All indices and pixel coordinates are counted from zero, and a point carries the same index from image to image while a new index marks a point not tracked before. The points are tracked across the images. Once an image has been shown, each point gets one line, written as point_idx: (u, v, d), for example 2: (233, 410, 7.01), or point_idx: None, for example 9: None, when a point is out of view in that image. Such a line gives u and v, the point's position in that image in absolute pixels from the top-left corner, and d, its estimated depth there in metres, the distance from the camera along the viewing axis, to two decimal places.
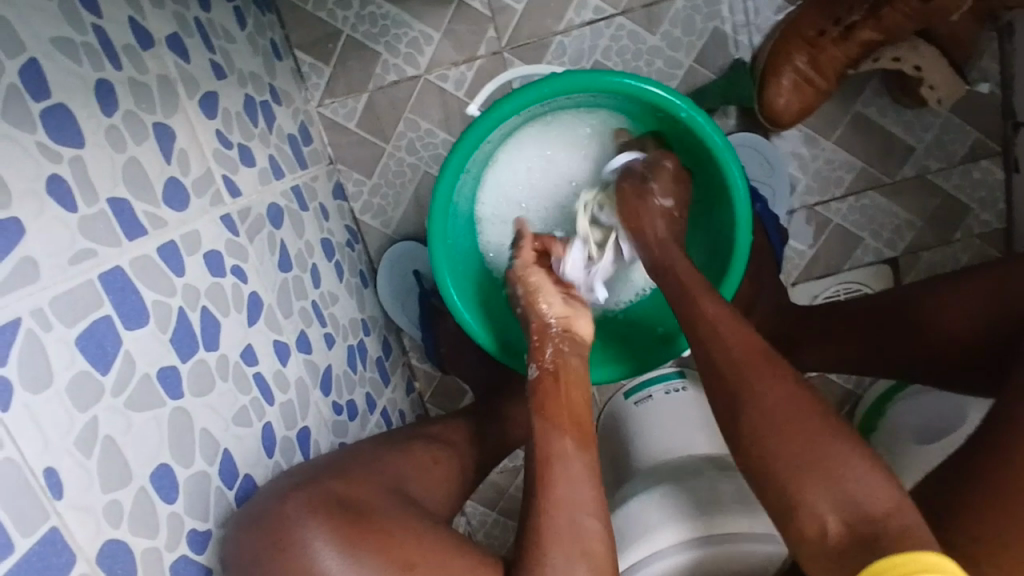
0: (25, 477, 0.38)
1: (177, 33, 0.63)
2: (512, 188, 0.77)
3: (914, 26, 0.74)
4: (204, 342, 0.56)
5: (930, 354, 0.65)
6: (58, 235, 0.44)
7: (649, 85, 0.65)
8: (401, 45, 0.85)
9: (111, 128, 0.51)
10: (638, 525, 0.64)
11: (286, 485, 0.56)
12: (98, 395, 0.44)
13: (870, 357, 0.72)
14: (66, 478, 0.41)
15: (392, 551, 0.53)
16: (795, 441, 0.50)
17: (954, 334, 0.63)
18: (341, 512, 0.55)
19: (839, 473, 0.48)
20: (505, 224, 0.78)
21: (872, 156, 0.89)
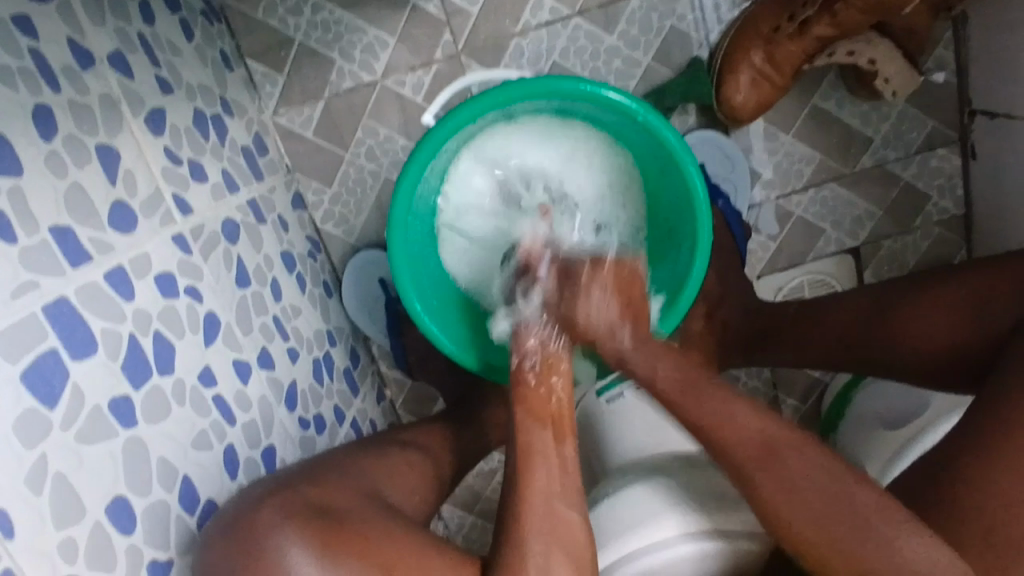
0: None
1: (119, 50, 0.61)
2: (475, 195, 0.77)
3: (867, 20, 0.74)
4: (159, 368, 0.55)
5: (912, 355, 0.65)
6: None
7: (604, 91, 0.65)
8: (356, 50, 0.84)
9: (52, 153, 0.50)
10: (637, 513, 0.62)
11: (258, 496, 0.54)
12: (48, 431, 0.43)
13: (854, 360, 0.72)
14: (16, 519, 0.39)
15: (371, 552, 0.51)
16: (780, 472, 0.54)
17: (937, 340, 0.63)
18: (314, 515, 0.53)
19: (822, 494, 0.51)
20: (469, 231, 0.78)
21: (831, 149, 0.89)
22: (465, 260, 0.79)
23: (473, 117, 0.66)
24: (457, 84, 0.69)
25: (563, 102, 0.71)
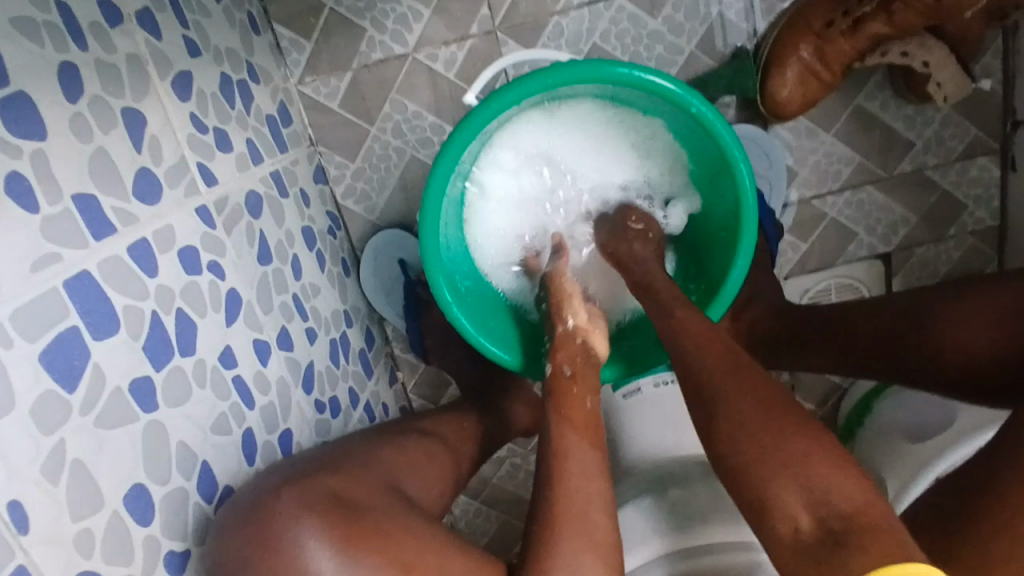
0: None
1: (147, 7, 0.57)
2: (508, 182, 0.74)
3: (925, 22, 0.71)
4: (180, 347, 0.52)
5: (946, 365, 0.64)
6: (17, 240, 0.40)
7: (656, 79, 0.62)
8: (388, 20, 0.80)
9: (76, 116, 0.47)
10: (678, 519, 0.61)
11: (273, 483, 0.52)
12: (67, 415, 0.40)
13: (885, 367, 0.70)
14: (32, 509, 0.37)
15: (390, 547, 0.49)
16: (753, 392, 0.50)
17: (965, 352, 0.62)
18: (336, 506, 0.50)
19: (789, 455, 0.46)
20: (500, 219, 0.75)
21: (871, 152, 0.87)
22: (494, 249, 0.76)
23: (516, 100, 0.63)
24: (497, 64, 0.65)
25: (611, 89, 0.68)
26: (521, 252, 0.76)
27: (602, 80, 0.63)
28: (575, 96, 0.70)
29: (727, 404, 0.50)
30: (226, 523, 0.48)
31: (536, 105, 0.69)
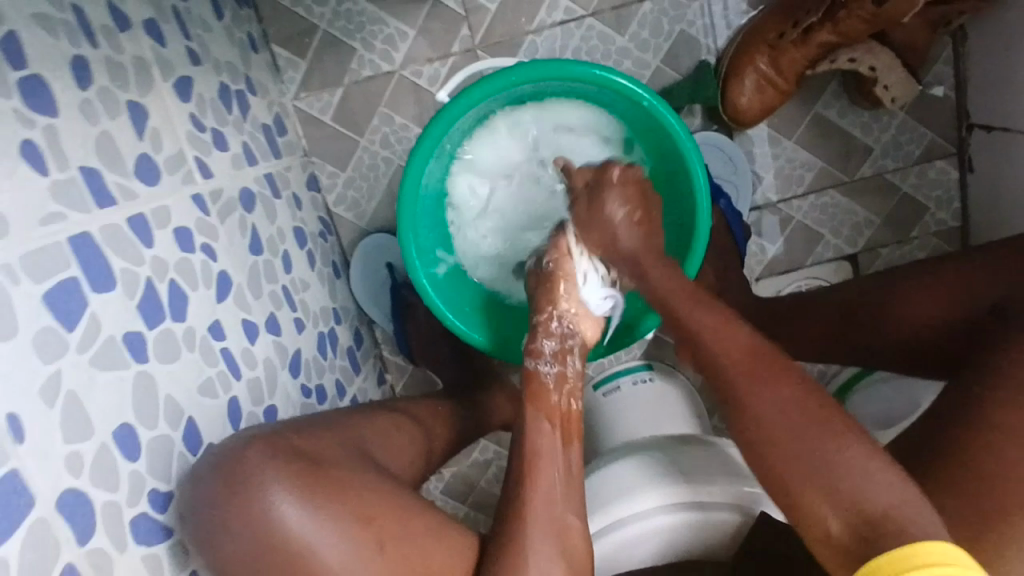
0: None
1: (153, 19, 0.64)
2: (484, 177, 0.80)
3: (870, 30, 0.76)
4: (172, 313, 0.57)
5: (899, 335, 0.67)
6: (28, 195, 0.45)
7: (614, 76, 0.68)
8: (377, 41, 0.87)
9: (85, 101, 0.53)
10: (629, 483, 0.63)
11: (243, 439, 0.54)
12: (64, 351, 0.45)
13: (852, 346, 0.72)
14: (29, 425, 0.41)
15: (352, 497, 0.52)
16: (791, 413, 0.50)
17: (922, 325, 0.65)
18: (296, 460, 0.53)
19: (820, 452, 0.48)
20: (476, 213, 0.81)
21: (832, 156, 0.92)
22: (471, 241, 0.81)
23: (487, 96, 0.69)
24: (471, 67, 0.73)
25: (575, 89, 0.74)
26: (496, 244, 0.81)
27: (565, 78, 0.69)
28: (544, 96, 0.76)
29: (750, 403, 0.52)
30: (201, 477, 0.50)
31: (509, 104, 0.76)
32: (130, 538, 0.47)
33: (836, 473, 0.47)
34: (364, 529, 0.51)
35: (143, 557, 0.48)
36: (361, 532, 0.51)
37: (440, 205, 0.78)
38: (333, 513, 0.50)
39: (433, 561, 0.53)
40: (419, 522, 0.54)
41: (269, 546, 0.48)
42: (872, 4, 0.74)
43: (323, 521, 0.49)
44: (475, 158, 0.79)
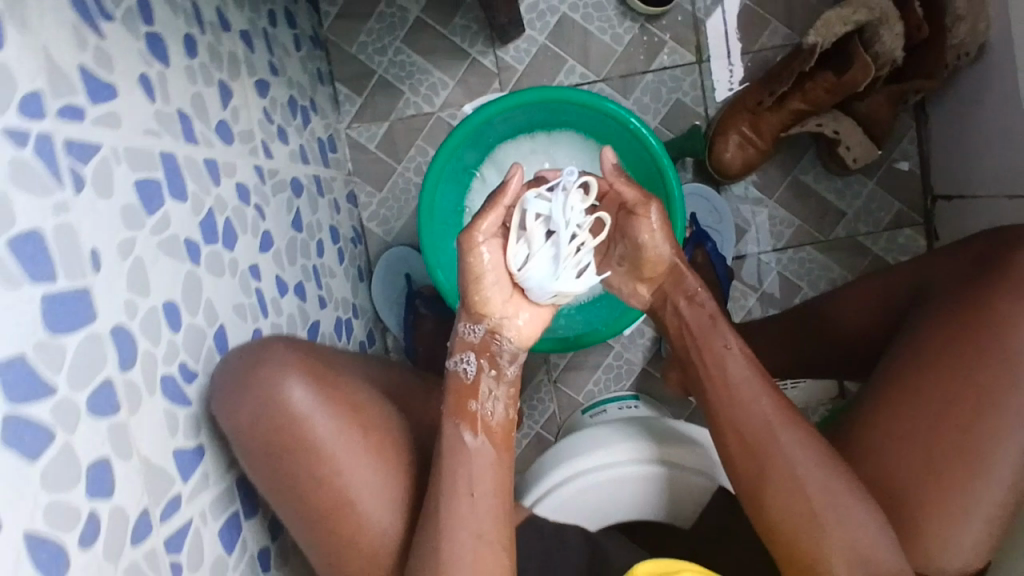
0: (79, 248, 0.49)
1: (248, 32, 0.81)
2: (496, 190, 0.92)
3: (832, 99, 0.90)
4: (223, 241, 0.69)
5: (852, 328, 0.73)
6: (140, 111, 0.59)
7: (607, 102, 0.81)
8: (422, 87, 1.05)
9: (190, 67, 0.68)
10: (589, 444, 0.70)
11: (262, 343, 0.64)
12: (140, 227, 0.57)
13: (811, 348, 0.78)
14: (105, 265, 0.52)
15: (353, 407, 0.62)
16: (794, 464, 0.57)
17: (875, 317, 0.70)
18: (314, 366, 0.63)
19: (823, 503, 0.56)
20: None
21: (809, 217, 1.03)
22: None
23: (499, 112, 0.83)
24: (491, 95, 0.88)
25: (576, 117, 0.87)
26: None
27: (565, 101, 0.82)
28: (550, 125, 0.90)
29: (767, 466, 0.59)
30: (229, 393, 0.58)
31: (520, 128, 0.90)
32: (158, 390, 0.56)
33: (836, 517, 0.56)
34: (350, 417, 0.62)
35: (165, 409, 0.56)
36: (349, 420, 0.61)
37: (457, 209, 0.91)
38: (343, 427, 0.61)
39: (401, 458, 0.63)
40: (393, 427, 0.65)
41: (277, 426, 0.59)
42: (832, 75, 0.89)
43: (332, 424, 0.60)
44: (490, 173, 0.92)
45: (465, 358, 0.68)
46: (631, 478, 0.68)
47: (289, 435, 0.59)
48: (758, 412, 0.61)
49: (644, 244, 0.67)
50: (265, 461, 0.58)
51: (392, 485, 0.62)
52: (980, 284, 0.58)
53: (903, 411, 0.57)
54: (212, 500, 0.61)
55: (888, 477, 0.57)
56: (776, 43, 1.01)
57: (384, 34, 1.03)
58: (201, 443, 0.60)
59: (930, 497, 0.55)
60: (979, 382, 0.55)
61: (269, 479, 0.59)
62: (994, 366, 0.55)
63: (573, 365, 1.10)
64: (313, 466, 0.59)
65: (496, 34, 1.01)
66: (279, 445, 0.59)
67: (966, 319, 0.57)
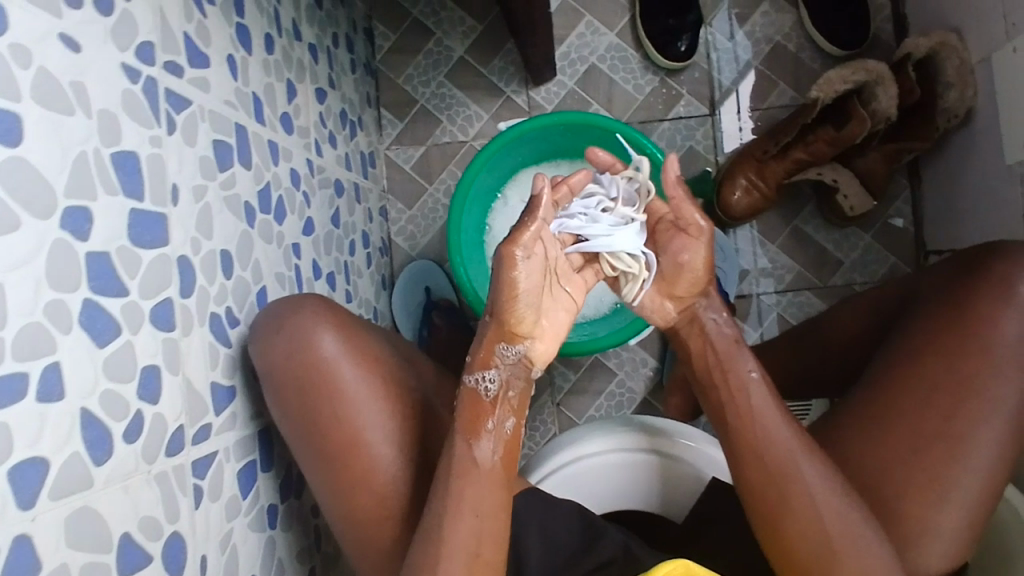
0: (163, 178, 0.56)
1: (314, 45, 0.92)
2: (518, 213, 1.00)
3: (834, 151, 1.00)
4: (275, 213, 0.76)
5: (851, 336, 0.82)
6: (224, 84, 0.68)
7: (624, 127, 0.89)
8: (459, 118, 1.15)
9: (266, 60, 0.77)
10: (583, 435, 0.76)
11: (293, 305, 0.69)
12: (212, 178, 0.64)
13: (811, 360, 0.86)
14: (181, 200, 0.59)
15: (377, 372, 0.69)
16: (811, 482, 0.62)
17: (868, 323, 0.80)
18: (348, 333, 0.69)
19: (839, 519, 0.60)
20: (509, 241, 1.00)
21: (808, 263, 1.10)
22: None
23: (526, 132, 0.92)
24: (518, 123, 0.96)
25: (595, 145, 0.95)
26: None
27: (586, 125, 0.91)
28: (571, 153, 0.99)
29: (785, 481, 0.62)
30: (289, 364, 0.66)
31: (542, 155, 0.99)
32: (207, 324, 0.61)
33: (846, 530, 0.60)
34: (371, 364, 0.69)
35: (210, 343, 0.61)
36: (371, 367, 0.69)
37: (482, 226, 0.99)
38: (372, 392, 0.68)
39: (412, 421, 0.69)
40: (407, 382, 0.72)
41: (310, 366, 0.66)
42: (832, 129, 0.98)
43: (365, 386, 0.67)
44: (512, 199, 1.00)
45: (485, 376, 0.64)
46: (635, 465, 0.76)
47: (320, 377, 0.66)
48: (778, 434, 0.64)
49: (683, 264, 0.70)
50: (296, 397, 0.66)
51: (405, 434, 0.68)
52: (963, 304, 0.67)
53: (894, 416, 0.65)
54: (237, 439, 0.64)
55: (882, 480, 0.63)
56: (782, 104, 1.11)
57: (430, 69, 1.14)
58: (234, 385, 0.65)
59: (914, 489, 0.62)
60: (955, 384, 0.63)
61: (295, 414, 0.66)
62: (969, 371, 0.63)
63: (575, 389, 1.13)
64: (346, 421, 0.66)
65: (530, 76, 1.11)
66: (311, 385, 0.66)
67: (951, 330, 0.66)
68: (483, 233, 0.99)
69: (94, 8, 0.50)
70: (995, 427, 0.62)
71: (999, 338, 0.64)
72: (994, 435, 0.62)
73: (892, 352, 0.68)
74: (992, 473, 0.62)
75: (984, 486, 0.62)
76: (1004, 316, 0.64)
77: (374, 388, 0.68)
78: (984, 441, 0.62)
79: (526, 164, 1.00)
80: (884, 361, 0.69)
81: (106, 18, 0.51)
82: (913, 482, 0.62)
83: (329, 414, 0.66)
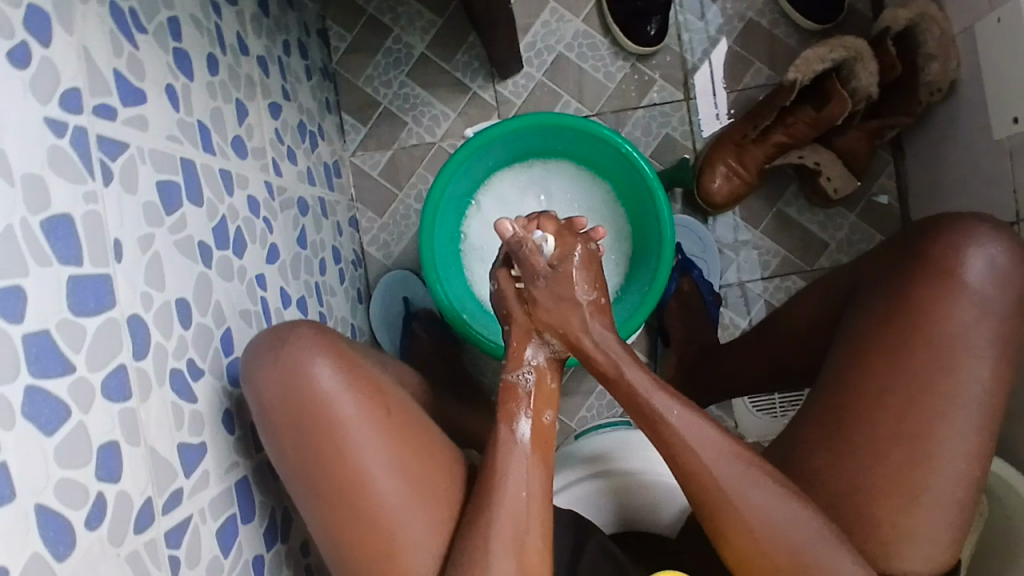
0: (103, 234, 0.52)
1: (264, 57, 0.86)
2: (496, 219, 0.97)
3: (815, 133, 0.97)
4: (234, 247, 0.71)
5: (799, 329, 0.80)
6: (163, 118, 0.63)
7: (600, 127, 0.85)
8: (424, 118, 1.09)
9: (210, 82, 0.72)
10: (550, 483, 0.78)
11: (276, 338, 0.67)
12: (158, 223, 0.60)
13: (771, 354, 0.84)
14: (125, 253, 0.54)
15: (380, 400, 0.66)
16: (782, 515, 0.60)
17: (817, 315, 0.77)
18: (345, 362, 0.67)
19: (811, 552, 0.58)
20: (487, 249, 0.96)
21: (793, 247, 1.07)
22: (483, 278, 0.96)
23: (500, 136, 0.88)
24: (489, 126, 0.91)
25: (570, 145, 0.92)
26: None
27: (560, 126, 0.87)
28: (545, 153, 0.95)
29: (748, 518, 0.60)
30: (281, 399, 0.64)
31: (516, 156, 0.95)
32: (167, 382, 0.57)
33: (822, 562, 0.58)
34: (375, 396, 0.66)
35: (173, 402, 0.57)
36: (371, 398, 0.66)
37: (457, 234, 0.95)
38: (370, 424, 0.64)
39: (421, 454, 0.66)
40: (415, 411, 0.69)
41: (304, 399, 0.64)
42: (813, 110, 0.96)
43: (361, 418, 0.64)
44: (488, 203, 0.96)
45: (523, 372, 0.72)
46: (597, 493, 0.76)
47: (311, 411, 0.64)
48: (729, 475, 0.61)
49: None
50: (290, 432, 0.64)
51: (407, 466, 0.65)
52: (911, 292, 0.64)
53: (853, 420, 0.63)
54: (213, 498, 0.60)
55: (857, 494, 0.61)
56: (758, 83, 1.08)
57: (390, 68, 1.09)
58: (204, 441, 0.61)
59: (887, 497, 0.60)
60: (917, 381, 0.61)
61: (291, 451, 0.64)
62: (927, 364, 0.61)
63: (565, 390, 1.11)
64: (336, 460, 0.63)
65: (497, 70, 1.07)
66: (305, 418, 0.64)
67: (907, 322, 0.63)
68: (458, 241, 0.95)
69: (7, 60, 0.45)
70: (966, 420, 0.60)
71: (950, 326, 0.61)
72: (963, 430, 0.60)
73: (848, 348, 0.66)
74: (969, 468, 0.60)
75: (967, 485, 0.60)
76: (952, 303, 0.62)
77: (373, 419, 0.65)
78: (954, 437, 0.60)
79: (501, 166, 0.95)
80: (842, 359, 0.66)
81: (25, 70, 0.46)
82: (889, 490, 0.60)
83: (329, 449, 0.63)
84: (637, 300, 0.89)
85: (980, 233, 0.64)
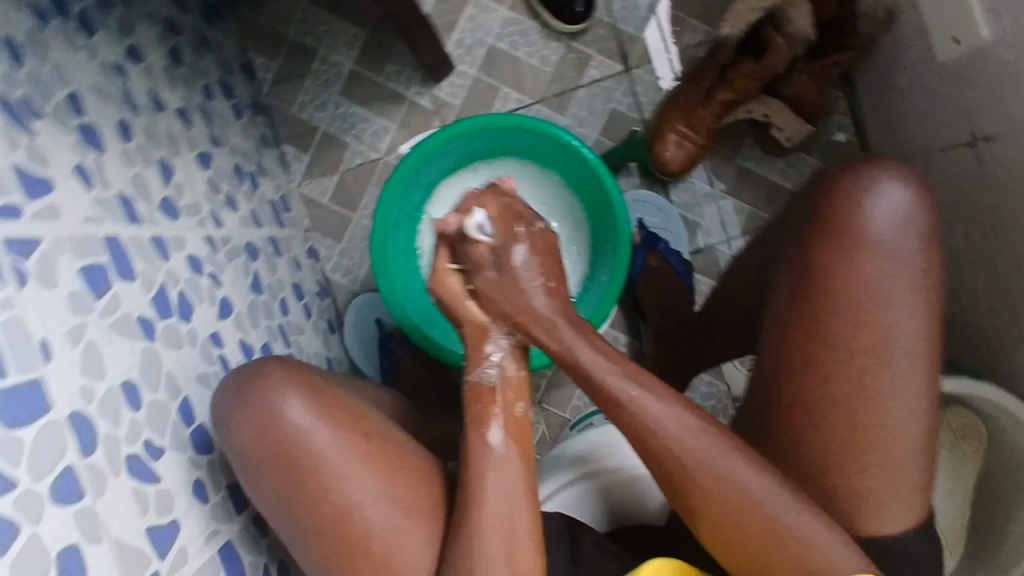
0: (27, 339, 0.51)
1: (183, 108, 0.84)
2: None
3: (758, 85, 0.95)
4: (179, 313, 0.70)
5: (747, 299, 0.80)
6: (78, 200, 0.61)
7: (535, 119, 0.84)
8: (365, 135, 1.07)
9: (125, 149, 0.71)
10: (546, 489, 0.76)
11: (239, 376, 0.62)
12: (89, 310, 0.58)
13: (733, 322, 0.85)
14: (55, 352, 0.53)
15: (361, 423, 0.63)
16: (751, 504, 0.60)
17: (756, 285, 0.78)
18: (315, 389, 0.63)
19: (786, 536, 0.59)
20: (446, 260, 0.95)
21: (759, 201, 1.05)
22: None
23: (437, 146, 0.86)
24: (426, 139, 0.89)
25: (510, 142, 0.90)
26: None
27: (495, 126, 0.85)
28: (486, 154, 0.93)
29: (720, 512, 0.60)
30: (253, 439, 0.60)
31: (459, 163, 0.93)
32: (124, 469, 0.57)
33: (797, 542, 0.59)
34: (350, 421, 0.62)
35: (134, 488, 0.57)
36: (347, 423, 0.62)
37: (413, 251, 0.93)
38: (353, 448, 0.61)
39: (407, 468, 0.63)
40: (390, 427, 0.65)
41: (273, 438, 0.60)
42: (752, 62, 0.93)
43: (340, 444, 0.61)
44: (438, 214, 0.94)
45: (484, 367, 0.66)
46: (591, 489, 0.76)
47: (284, 448, 0.60)
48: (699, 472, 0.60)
49: None
50: (269, 473, 0.60)
51: (395, 485, 0.61)
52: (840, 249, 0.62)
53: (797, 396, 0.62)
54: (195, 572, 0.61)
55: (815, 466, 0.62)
56: (695, 40, 1.05)
57: (321, 90, 1.07)
58: (177, 517, 0.61)
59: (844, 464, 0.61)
60: (855, 348, 0.61)
61: (273, 490, 0.60)
62: (865, 325, 0.60)
63: (553, 382, 1.10)
64: (325, 492, 0.59)
65: (428, 74, 1.04)
66: (280, 458, 0.60)
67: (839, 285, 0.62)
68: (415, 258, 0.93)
69: None
70: (905, 372, 0.60)
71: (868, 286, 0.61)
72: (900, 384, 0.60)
73: (778, 313, 0.64)
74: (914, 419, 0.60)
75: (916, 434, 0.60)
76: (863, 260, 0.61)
77: (353, 444, 0.61)
78: (897, 398, 0.60)
79: (444, 175, 0.93)
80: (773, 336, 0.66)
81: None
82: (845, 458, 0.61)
83: (313, 482, 0.60)
84: (598, 296, 0.87)
85: (893, 179, 0.62)
